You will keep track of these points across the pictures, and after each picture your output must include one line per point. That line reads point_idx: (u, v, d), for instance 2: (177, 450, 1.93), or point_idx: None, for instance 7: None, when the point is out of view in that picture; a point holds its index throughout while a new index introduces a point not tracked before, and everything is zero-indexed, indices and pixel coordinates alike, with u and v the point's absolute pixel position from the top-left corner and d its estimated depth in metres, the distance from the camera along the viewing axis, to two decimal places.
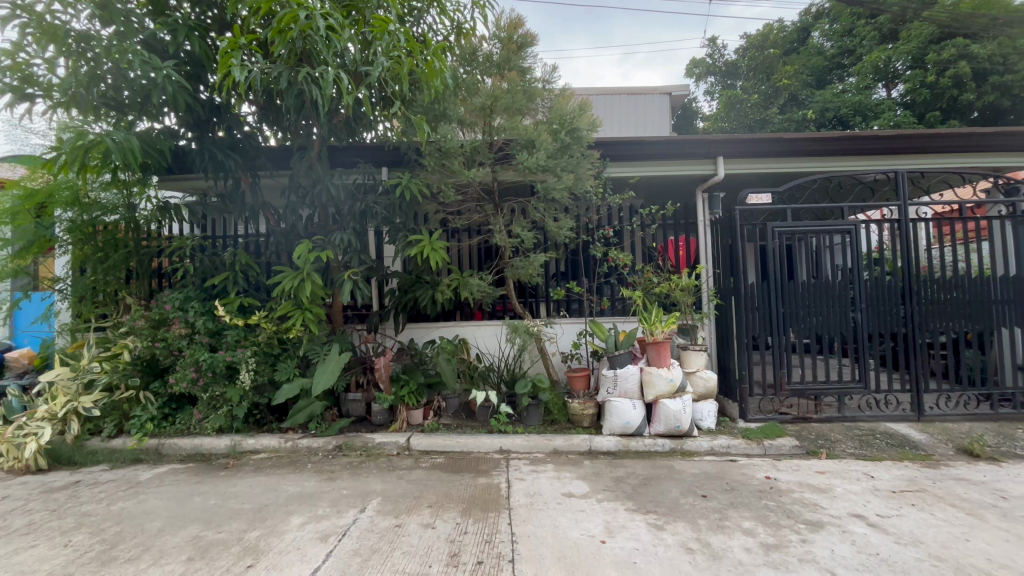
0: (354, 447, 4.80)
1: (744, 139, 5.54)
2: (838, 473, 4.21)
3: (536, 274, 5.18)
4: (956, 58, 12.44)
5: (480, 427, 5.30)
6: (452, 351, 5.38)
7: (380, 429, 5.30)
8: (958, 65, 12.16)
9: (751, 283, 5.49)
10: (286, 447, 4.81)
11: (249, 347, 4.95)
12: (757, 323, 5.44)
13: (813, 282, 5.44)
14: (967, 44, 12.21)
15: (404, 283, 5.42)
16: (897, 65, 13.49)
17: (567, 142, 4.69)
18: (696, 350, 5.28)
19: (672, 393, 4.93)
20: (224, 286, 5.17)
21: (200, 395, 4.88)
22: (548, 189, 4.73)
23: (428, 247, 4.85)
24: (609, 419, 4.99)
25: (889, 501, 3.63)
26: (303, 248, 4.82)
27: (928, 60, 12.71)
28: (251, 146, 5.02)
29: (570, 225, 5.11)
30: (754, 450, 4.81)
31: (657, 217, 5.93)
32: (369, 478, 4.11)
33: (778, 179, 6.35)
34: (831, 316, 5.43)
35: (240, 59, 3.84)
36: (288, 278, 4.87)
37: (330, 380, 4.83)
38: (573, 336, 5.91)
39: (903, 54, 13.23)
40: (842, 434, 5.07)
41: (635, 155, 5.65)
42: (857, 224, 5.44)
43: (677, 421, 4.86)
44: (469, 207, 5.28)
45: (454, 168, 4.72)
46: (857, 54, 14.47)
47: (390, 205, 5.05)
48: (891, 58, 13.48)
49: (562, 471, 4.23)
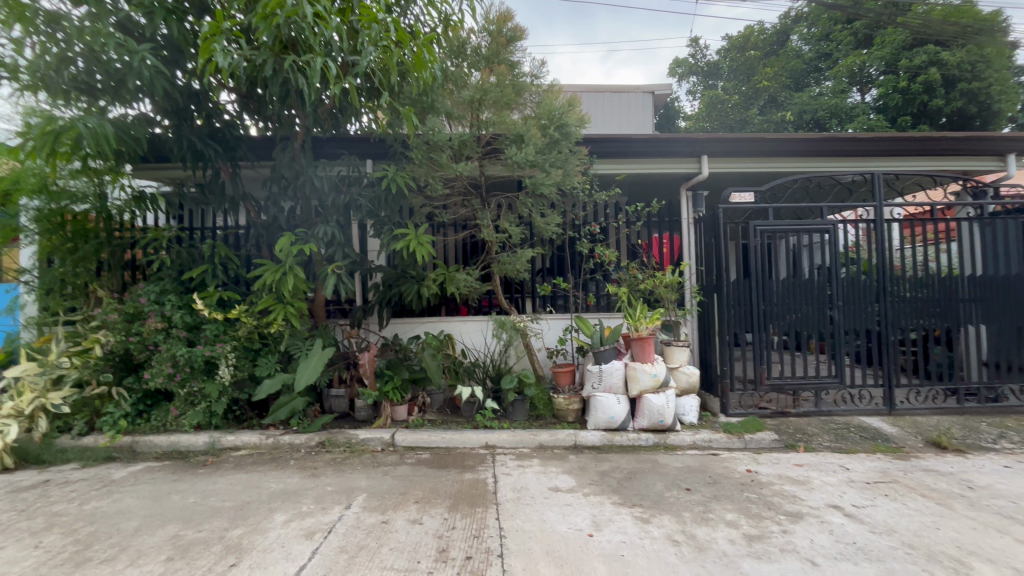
0: (337, 443, 4.73)
1: (728, 139, 5.63)
2: (815, 465, 4.33)
3: (523, 270, 5.18)
4: (926, 64, 12.88)
5: (465, 423, 5.28)
6: (437, 346, 5.38)
7: (363, 425, 5.25)
8: (929, 71, 12.58)
9: (734, 280, 5.59)
10: (267, 443, 4.72)
11: (229, 341, 4.86)
12: (738, 320, 5.56)
13: (792, 280, 5.57)
14: (937, 52, 12.65)
15: (389, 278, 5.39)
16: (871, 70, 13.90)
17: (554, 138, 4.69)
18: (679, 346, 5.37)
19: (656, 388, 5.01)
20: (202, 279, 5.04)
21: (176, 391, 4.75)
22: (537, 185, 4.69)
23: (415, 242, 4.81)
24: (594, 414, 5.04)
25: (864, 492, 3.75)
26: (285, 241, 4.75)
27: (901, 66, 13.13)
28: (232, 136, 4.86)
29: (557, 221, 5.11)
30: (735, 444, 4.91)
31: (643, 215, 5.93)
32: (353, 474, 4.06)
33: (759, 178, 6.46)
34: (809, 313, 5.58)
35: (223, 44, 3.72)
36: (269, 271, 4.79)
37: (312, 374, 4.75)
38: (558, 332, 5.92)
39: (877, 60, 13.66)
40: (818, 428, 5.22)
41: (621, 152, 5.68)
42: (834, 225, 5.60)
43: (660, 416, 4.93)
44: (455, 201, 5.22)
45: (441, 162, 4.67)
46: (833, 58, 14.89)
47: (374, 197, 4.98)
48: (865, 63, 13.89)
49: (548, 466, 4.25)
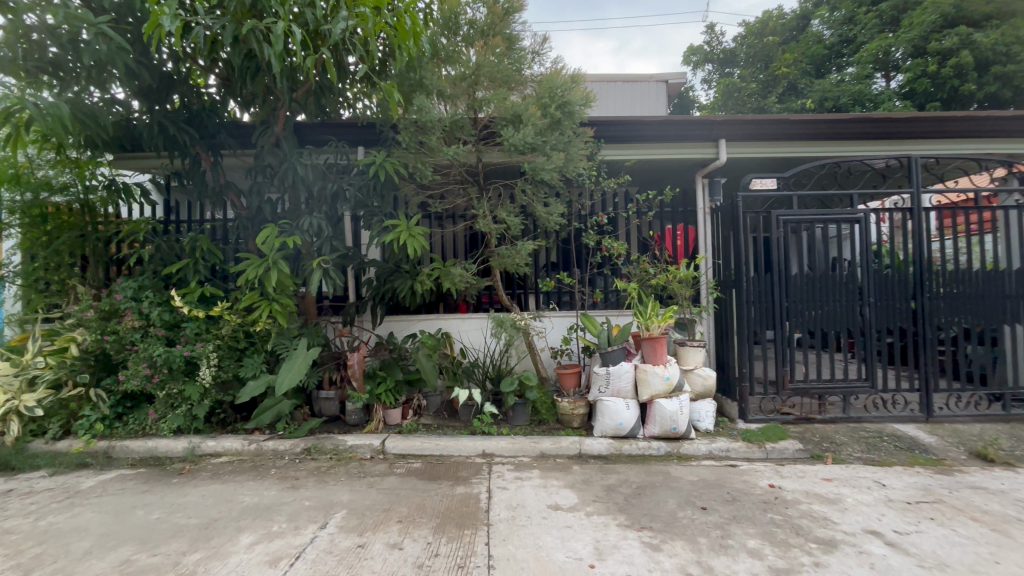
0: (323, 450, 4.42)
1: (748, 120, 5.16)
2: (847, 481, 3.89)
3: (524, 264, 4.80)
4: (958, 46, 11.98)
5: (462, 428, 4.93)
6: (433, 346, 5.04)
7: (354, 430, 4.94)
8: (960, 54, 11.71)
9: (755, 274, 5.14)
10: (249, 449, 4.42)
11: (211, 340, 4.58)
12: (759, 317, 5.12)
13: (818, 275, 5.11)
14: (970, 33, 11.81)
15: (382, 273, 5.07)
16: (896, 54, 13.13)
17: (555, 119, 4.29)
18: (693, 347, 4.96)
19: (668, 393, 4.61)
20: (184, 275, 4.76)
21: (155, 393, 4.48)
22: (537, 170, 4.30)
23: (406, 235, 4.45)
24: (601, 420, 4.65)
25: (905, 515, 3.32)
26: (267, 233, 4.44)
27: (930, 50, 12.31)
28: (212, 122, 4.57)
29: (560, 210, 4.70)
30: (755, 454, 4.49)
31: (655, 204, 5.52)
32: (336, 487, 3.74)
33: (782, 164, 5.97)
34: (837, 310, 5.11)
35: (176, 11, 3.39)
36: (252, 265, 4.50)
37: (297, 374, 4.45)
38: (563, 331, 5.53)
39: (903, 43, 12.84)
40: (847, 437, 4.76)
41: (632, 137, 5.26)
42: (865, 213, 5.12)
43: (673, 423, 4.53)
44: (452, 190, 4.85)
45: (433, 147, 4.29)
46: (857, 43, 14.14)
47: (363, 186, 4.64)
48: (890, 47, 13.12)
49: (549, 478, 3.88)
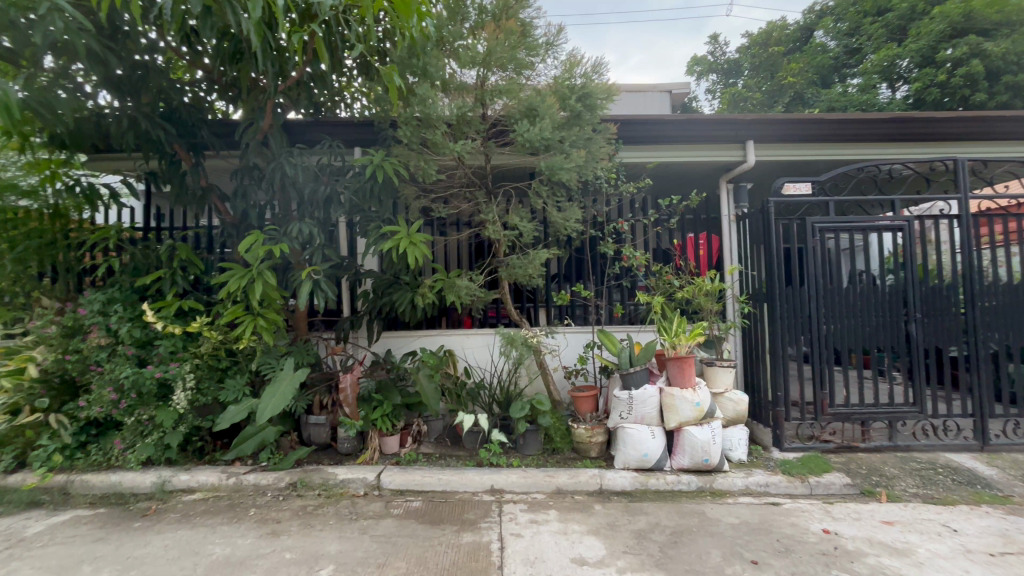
0: (312, 485, 3.90)
1: (780, 119, 4.75)
2: (911, 526, 3.40)
3: (537, 275, 4.35)
4: (968, 56, 11.57)
5: (467, 458, 4.44)
6: (435, 365, 4.56)
7: (347, 459, 4.44)
8: (971, 62, 11.27)
9: (790, 287, 4.66)
10: (227, 484, 3.90)
11: (188, 360, 4.13)
12: (794, 334, 4.64)
13: (858, 287, 4.65)
14: (979, 42, 11.40)
15: (379, 285, 4.61)
16: (902, 64, 12.77)
17: (575, 112, 3.89)
18: (723, 367, 4.50)
19: (699, 419, 4.12)
20: (159, 287, 4.33)
21: (123, 420, 3.98)
22: (554, 169, 3.86)
23: (407, 243, 3.99)
24: (622, 450, 4.16)
25: (993, 572, 2.82)
26: (250, 240, 4.00)
27: (939, 59, 11.90)
28: (194, 119, 4.16)
29: (577, 215, 4.26)
30: (798, 489, 3.98)
31: (677, 210, 5.09)
32: (324, 533, 3.23)
33: (811, 168, 5.56)
34: (880, 327, 4.64)
35: None
36: (234, 276, 4.07)
37: (282, 400, 3.93)
38: (577, 349, 5.05)
39: (911, 53, 12.44)
40: (898, 469, 4.26)
41: (653, 137, 4.83)
42: (908, 220, 4.69)
43: (705, 454, 4.05)
44: (457, 193, 4.41)
45: (440, 142, 3.86)
46: (862, 53, 13.85)
47: (358, 188, 4.19)
48: (897, 56, 12.76)
49: (569, 522, 3.38)
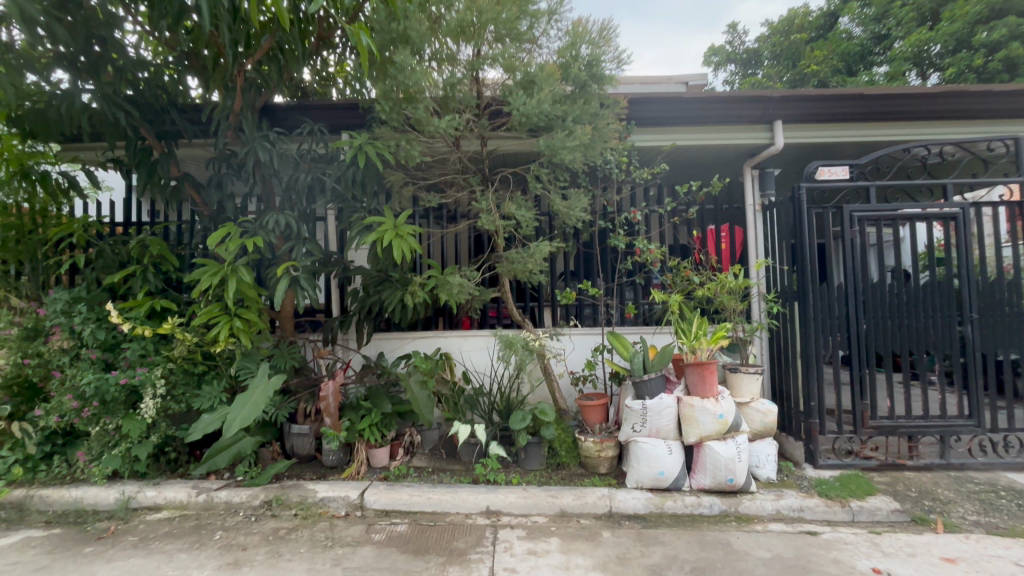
0: (288, 504, 3.53)
1: (812, 96, 4.24)
2: (977, 565, 2.89)
3: (538, 271, 3.90)
4: (1007, 39, 10.70)
5: (462, 473, 4.03)
6: (428, 371, 4.15)
7: (331, 473, 4.07)
8: (1011, 46, 10.41)
9: (825, 284, 4.14)
10: (196, 502, 3.54)
11: (158, 364, 3.80)
12: (830, 337, 4.11)
13: (903, 283, 4.11)
14: (1021, 24, 10.52)
15: (368, 282, 4.21)
16: (933, 49, 11.83)
17: (581, 84, 3.47)
18: (749, 373, 4.01)
19: (722, 433, 3.64)
20: (130, 286, 4.02)
21: (87, 429, 3.66)
22: (555, 149, 3.42)
23: (393, 235, 3.60)
24: (635, 467, 3.71)
25: None
26: (222, 234, 3.65)
27: (975, 43, 11.04)
28: (164, 101, 3.84)
29: (583, 203, 3.79)
30: (838, 515, 3.48)
31: (696, 199, 4.60)
32: (294, 565, 2.86)
33: (848, 152, 5.00)
34: (930, 329, 4.09)
35: None
36: (206, 273, 3.74)
37: (255, 410, 3.56)
38: (585, 352, 4.60)
39: (944, 36, 11.53)
40: (953, 493, 3.72)
41: (669, 117, 4.35)
42: (962, 207, 4.13)
43: (729, 474, 3.56)
44: (450, 181, 3.99)
45: (428, 118, 3.45)
46: (891, 39, 13.00)
47: (341, 175, 3.79)
48: (928, 41, 11.83)
49: (572, 555, 2.94)
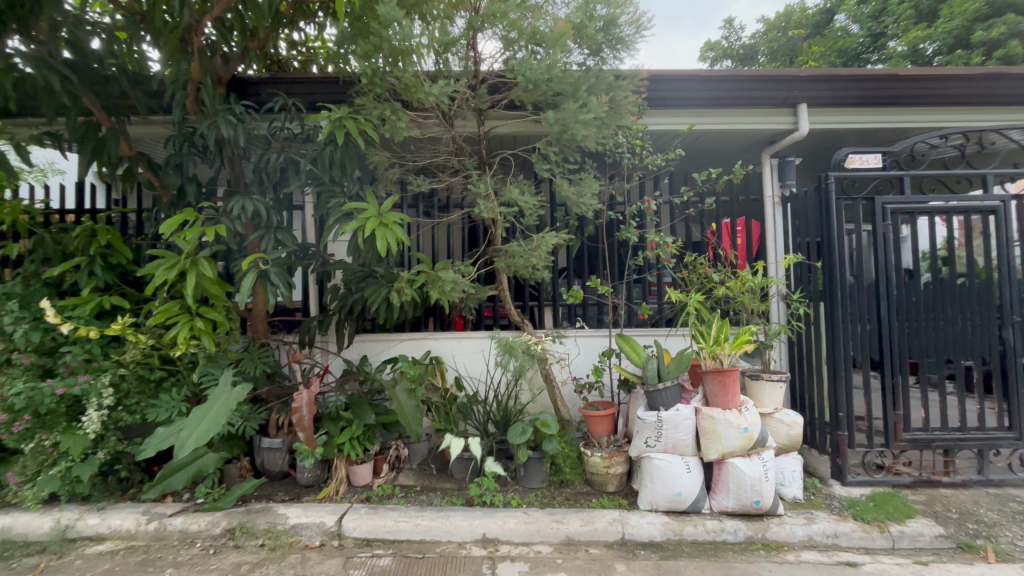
0: (254, 532, 3.06)
1: (841, 76, 3.86)
2: None
3: (543, 266, 3.47)
4: (1007, 37, 10.22)
5: (454, 492, 3.60)
6: (416, 377, 3.70)
7: (307, 493, 3.61)
8: (1010, 44, 10.01)
9: (854, 282, 3.77)
10: (146, 531, 3.06)
11: (105, 370, 3.31)
12: (860, 340, 3.75)
13: (940, 282, 3.75)
14: (1020, 21, 10.13)
15: (350, 277, 3.75)
16: (928, 48, 11.43)
17: (596, 49, 3.09)
18: (772, 381, 3.62)
19: (747, 449, 3.25)
20: (75, 281, 3.53)
21: (19, 446, 3.17)
22: (567, 123, 3.04)
23: (377, 224, 3.15)
24: (650, 487, 3.30)
25: None
26: (178, 220, 3.17)
27: (973, 40, 10.50)
28: (112, 68, 3.34)
29: (594, 189, 3.37)
30: (876, 541, 3.11)
31: (712, 189, 4.20)
32: None
33: (873, 140, 4.64)
34: (968, 332, 3.73)
35: None
36: (161, 266, 3.25)
37: (214, 425, 3.07)
38: (591, 357, 4.19)
39: (940, 36, 11.11)
40: (998, 514, 3.36)
41: (685, 98, 3.94)
42: (1003, 199, 3.78)
43: (755, 495, 3.17)
44: (443, 165, 3.54)
45: (420, 88, 3.02)
46: (887, 38, 12.64)
47: (316, 155, 3.32)
48: (924, 39, 11.40)
49: None
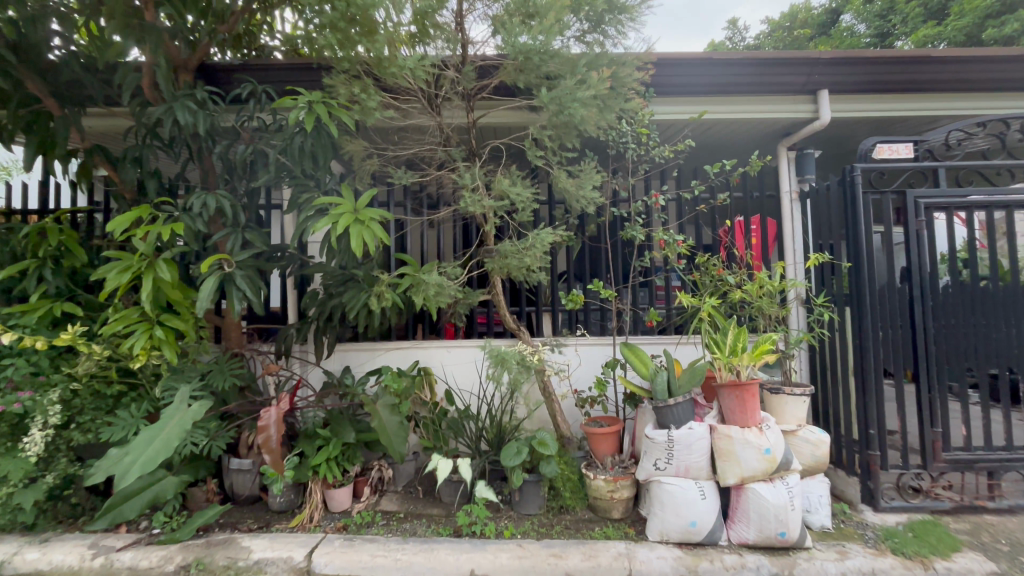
0: (211, 568, 2.70)
1: (866, 58, 3.51)
2: None
3: (538, 267, 3.12)
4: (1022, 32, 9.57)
5: (441, 520, 3.23)
6: (399, 391, 3.35)
7: (279, 520, 3.26)
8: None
9: (884, 284, 3.40)
10: (90, 568, 2.71)
11: (53, 384, 2.99)
12: (893, 348, 3.37)
13: (980, 283, 3.37)
14: None
15: (327, 280, 3.41)
16: (938, 47, 10.89)
17: (596, 21, 2.77)
18: (795, 395, 3.24)
19: (770, 473, 2.87)
20: (24, 287, 3.21)
21: None
22: (565, 105, 2.72)
23: (352, 220, 2.82)
24: (660, 516, 2.93)
25: None
26: (130, 218, 2.82)
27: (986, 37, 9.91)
28: (64, 53, 3.04)
29: (595, 181, 3.02)
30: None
31: (724, 184, 3.85)
32: None
33: (899, 131, 4.28)
34: (1013, 339, 3.35)
35: None
36: (114, 269, 2.92)
37: (168, 446, 2.72)
38: (593, 367, 3.83)
39: (950, 33, 10.59)
40: None
41: (694, 84, 3.61)
42: None
43: (780, 526, 2.79)
44: (428, 156, 3.21)
45: (399, 66, 2.70)
46: (894, 37, 12.17)
47: (285, 146, 2.99)
48: (935, 37, 10.89)
49: None
